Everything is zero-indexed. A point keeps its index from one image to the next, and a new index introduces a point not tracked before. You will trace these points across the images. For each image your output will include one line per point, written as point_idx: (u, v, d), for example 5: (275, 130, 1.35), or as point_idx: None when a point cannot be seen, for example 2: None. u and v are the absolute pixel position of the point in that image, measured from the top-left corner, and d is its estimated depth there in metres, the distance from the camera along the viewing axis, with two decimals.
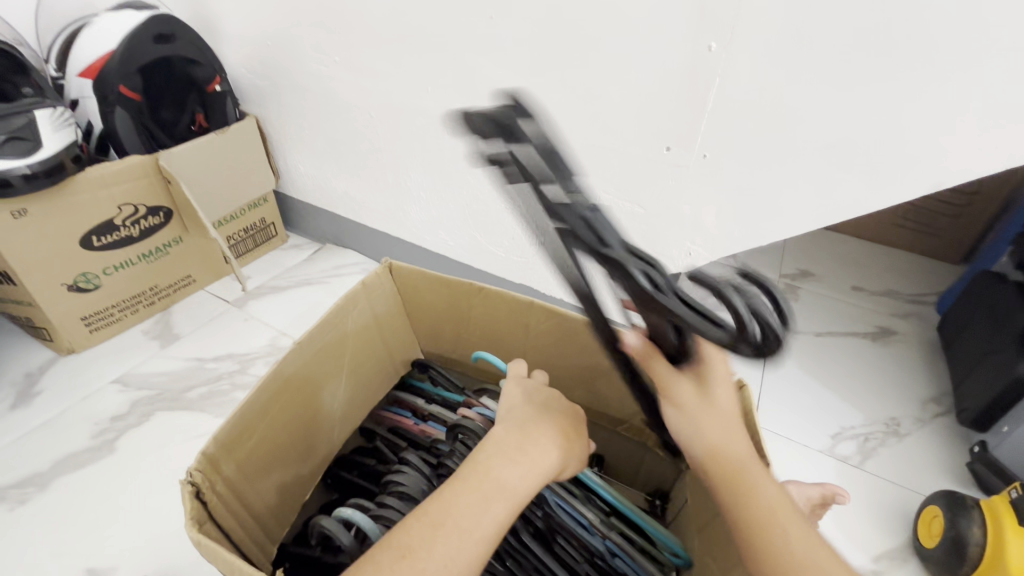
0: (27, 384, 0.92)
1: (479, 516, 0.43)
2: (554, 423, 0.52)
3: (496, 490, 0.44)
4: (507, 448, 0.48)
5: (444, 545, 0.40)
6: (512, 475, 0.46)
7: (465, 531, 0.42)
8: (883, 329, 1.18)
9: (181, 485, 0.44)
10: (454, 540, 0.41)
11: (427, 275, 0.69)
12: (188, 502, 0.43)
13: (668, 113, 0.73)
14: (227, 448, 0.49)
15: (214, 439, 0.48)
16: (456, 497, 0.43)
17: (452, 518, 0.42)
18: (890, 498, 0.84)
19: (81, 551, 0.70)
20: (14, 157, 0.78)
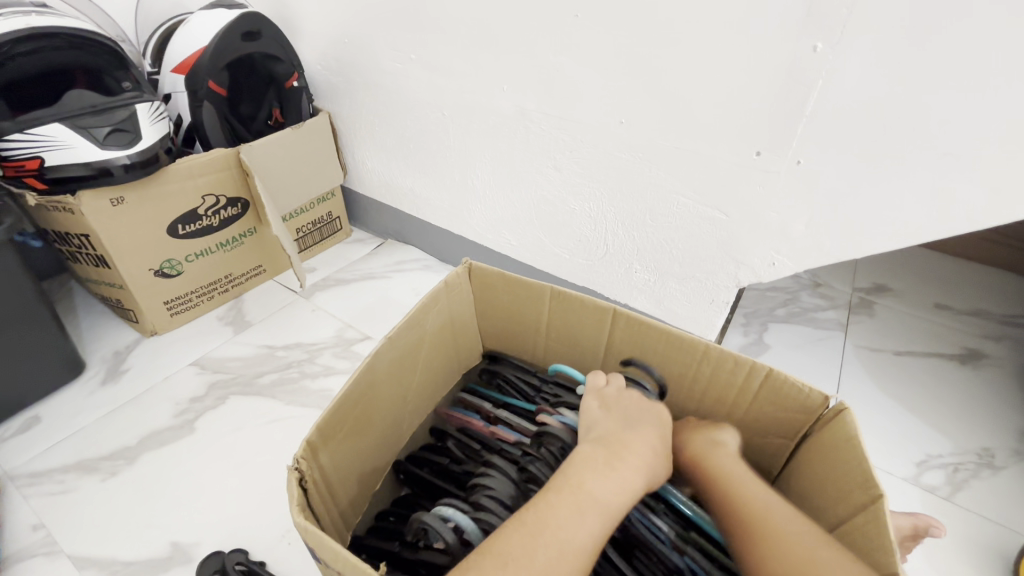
0: (115, 362, 0.97)
1: (578, 528, 0.43)
2: (645, 438, 0.53)
3: (591, 502, 0.45)
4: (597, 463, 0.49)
5: (543, 554, 0.41)
6: (606, 489, 0.47)
7: (562, 543, 0.42)
8: (971, 352, 1.09)
9: (288, 472, 0.44)
10: (553, 549, 0.41)
11: (504, 277, 0.69)
12: (293, 488, 0.43)
13: (761, 116, 0.69)
14: (324, 436, 0.50)
15: (316, 427, 0.48)
16: (553, 509, 0.44)
17: (551, 527, 0.43)
18: (984, 535, 0.78)
19: (164, 524, 0.73)
20: (117, 149, 0.83)
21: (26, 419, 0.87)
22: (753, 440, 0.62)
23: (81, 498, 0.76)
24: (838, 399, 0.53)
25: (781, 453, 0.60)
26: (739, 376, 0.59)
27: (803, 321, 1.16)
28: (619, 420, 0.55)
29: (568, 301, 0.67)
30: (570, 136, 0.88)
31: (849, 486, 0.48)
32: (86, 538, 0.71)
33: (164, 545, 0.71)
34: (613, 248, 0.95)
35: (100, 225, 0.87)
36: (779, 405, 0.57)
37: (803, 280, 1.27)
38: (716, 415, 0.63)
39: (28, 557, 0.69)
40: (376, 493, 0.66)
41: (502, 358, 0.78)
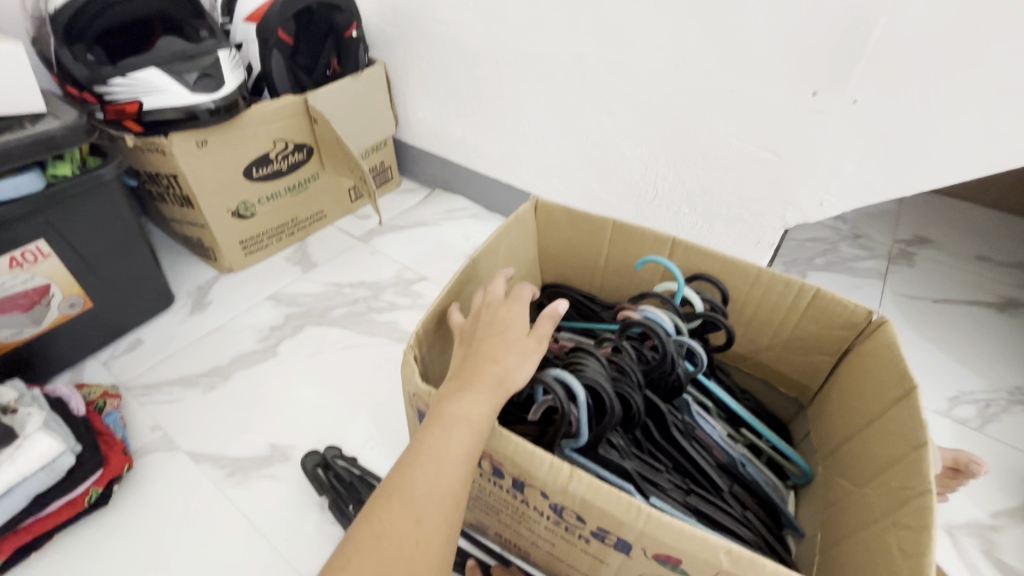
0: (200, 295, 1.07)
1: (448, 443, 0.44)
2: (508, 342, 0.51)
3: (458, 419, 0.45)
4: (459, 384, 0.48)
5: (422, 473, 0.44)
6: (473, 405, 0.46)
7: (437, 460, 0.44)
8: (1010, 301, 1.12)
9: (405, 353, 0.52)
10: (431, 467, 0.44)
11: (569, 211, 0.74)
12: (411, 364, 0.52)
13: (821, 55, 0.72)
14: (428, 331, 0.57)
15: (422, 322, 0.56)
16: (423, 436, 0.45)
17: (423, 452, 0.45)
18: (1012, 462, 0.83)
19: (262, 429, 0.83)
20: (204, 94, 0.90)
21: (130, 341, 0.97)
22: (797, 358, 0.69)
23: (188, 406, 0.86)
24: (880, 314, 0.59)
25: (822, 368, 0.67)
26: (789, 298, 0.65)
27: (842, 270, 1.19)
28: (482, 331, 0.53)
29: (629, 233, 0.72)
30: (625, 81, 0.91)
31: (886, 384, 0.55)
32: (198, 438, 0.82)
33: (264, 445, 0.81)
34: (662, 192, 0.99)
35: (188, 165, 0.95)
36: (824, 323, 0.63)
37: (843, 232, 1.29)
38: (767, 335, 0.70)
39: (152, 452, 0.80)
40: None
41: (566, 286, 0.83)
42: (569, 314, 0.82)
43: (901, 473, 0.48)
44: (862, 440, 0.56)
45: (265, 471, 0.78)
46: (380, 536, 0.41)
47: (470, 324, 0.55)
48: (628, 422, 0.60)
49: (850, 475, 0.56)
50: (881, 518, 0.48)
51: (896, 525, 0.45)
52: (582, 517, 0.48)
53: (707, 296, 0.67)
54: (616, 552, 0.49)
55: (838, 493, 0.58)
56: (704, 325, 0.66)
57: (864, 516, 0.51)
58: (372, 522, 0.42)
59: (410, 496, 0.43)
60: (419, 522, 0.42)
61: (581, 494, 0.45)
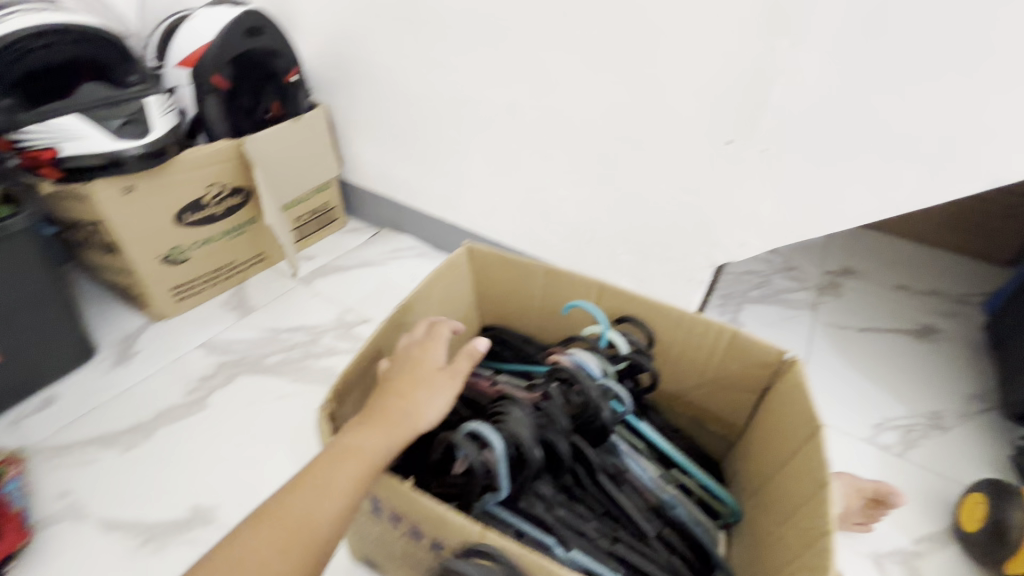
0: (125, 345, 1.01)
1: (335, 476, 0.47)
2: (416, 388, 0.54)
3: (350, 452, 0.48)
4: (360, 423, 0.51)
5: (301, 500, 0.46)
6: (367, 440, 0.49)
7: (319, 489, 0.47)
8: (927, 327, 1.19)
9: (320, 413, 0.51)
10: (312, 496, 0.46)
11: (501, 256, 0.75)
12: (324, 425, 0.51)
13: (733, 107, 0.76)
14: (348, 387, 0.57)
15: (340, 378, 0.55)
16: (315, 464, 0.48)
17: (308, 480, 0.47)
18: (931, 486, 0.87)
19: (184, 490, 0.78)
20: (129, 140, 0.88)
21: (43, 398, 0.91)
22: (723, 396, 0.71)
23: (103, 469, 0.80)
24: (793, 354, 0.62)
25: (747, 405, 0.69)
26: (710, 339, 0.67)
27: (775, 302, 1.24)
28: (394, 377, 0.55)
29: (559, 278, 0.73)
30: (558, 127, 0.94)
31: (798, 424, 0.57)
32: (112, 504, 0.76)
33: (185, 507, 0.76)
34: (599, 232, 1.02)
35: (111, 212, 0.91)
36: (744, 362, 0.66)
37: (776, 264, 1.35)
38: (694, 375, 0.71)
39: (59, 522, 0.74)
40: None
41: (503, 329, 0.83)
42: (506, 357, 0.82)
43: (810, 513, 0.50)
44: (780, 478, 0.58)
45: (185, 536, 0.73)
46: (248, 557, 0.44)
47: (388, 367, 0.57)
48: (555, 469, 0.61)
49: (769, 514, 0.58)
50: (793, 562, 0.50)
51: (803, 567, 0.47)
52: None
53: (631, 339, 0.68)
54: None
55: (761, 533, 0.58)
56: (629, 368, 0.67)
57: (781, 558, 0.52)
58: (241, 540, 0.45)
59: (286, 518, 0.46)
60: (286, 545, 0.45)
61: (490, 554, 0.45)
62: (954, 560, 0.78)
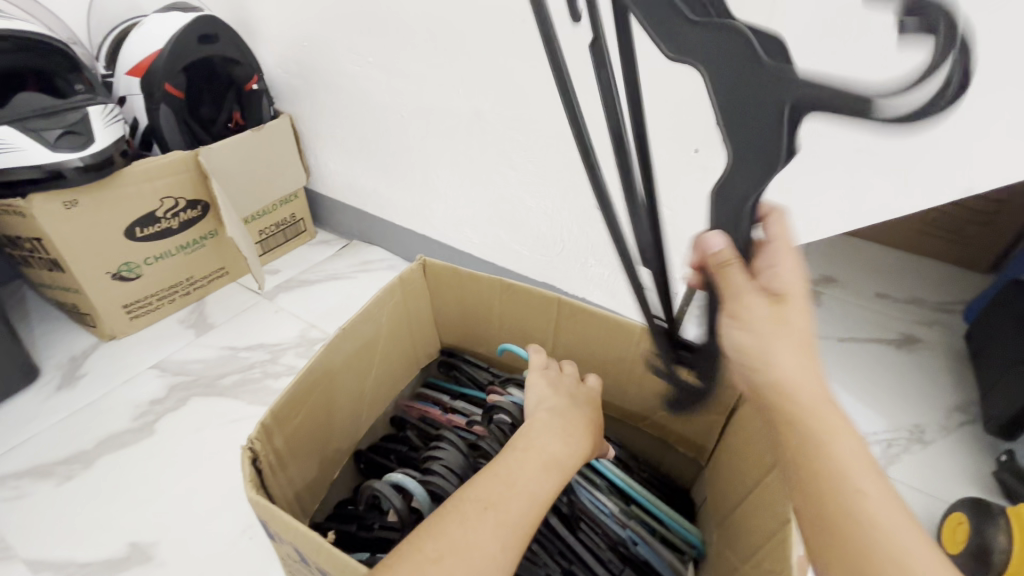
0: (72, 367, 0.96)
1: (542, 482, 0.49)
2: (582, 412, 0.59)
3: (553, 462, 0.51)
4: (560, 442, 0.53)
5: (518, 503, 0.46)
6: (560, 450, 0.53)
7: (530, 493, 0.47)
8: (907, 337, 1.17)
9: (241, 453, 0.48)
10: (524, 498, 0.46)
11: (455, 273, 0.72)
12: (246, 469, 0.48)
13: (698, 114, 0.73)
14: (280, 422, 0.53)
15: (269, 412, 0.51)
16: (526, 467, 0.49)
17: (522, 480, 0.48)
18: (913, 504, 0.84)
19: (123, 524, 0.73)
20: (69, 151, 0.83)
21: None
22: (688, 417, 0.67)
23: (36, 503, 0.75)
24: None
25: (713, 428, 0.65)
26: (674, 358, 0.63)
27: None
28: (560, 398, 0.59)
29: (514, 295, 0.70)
30: (524, 136, 0.91)
31: (760, 451, 0.53)
32: (43, 542, 0.71)
33: (123, 544, 0.71)
34: (568, 244, 0.98)
35: (53, 228, 0.87)
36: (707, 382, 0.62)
37: None
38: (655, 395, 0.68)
39: None
40: (334, 481, 0.69)
41: (459, 353, 0.82)
42: (462, 382, 0.80)
43: (771, 555, 0.46)
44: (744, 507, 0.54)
45: None
46: (472, 547, 0.41)
47: (561, 386, 0.61)
48: None
49: (734, 550, 0.54)
50: None
51: None
52: None
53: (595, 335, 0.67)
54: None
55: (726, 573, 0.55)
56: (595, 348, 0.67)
57: None
58: (463, 522, 0.43)
59: (506, 514, 0.44)
60: (514, 536, 0.44)
61: None
62: None
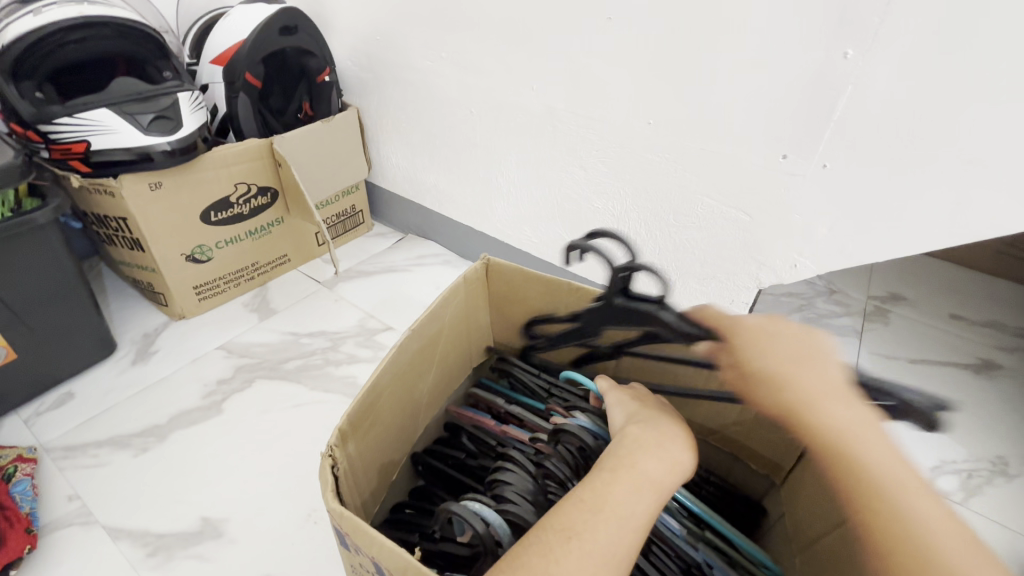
0: (145, 343, 0.99)
1: (634, 504, 0.45)
2: (677, 426, 0.55)
3: (647, 481, 0.47)
4: (652, 457, 0.50)
5: (607, 529, 0.42)
6: (656, 470, 0.49)
7: (621, 516, 0.44)
8: (985, 362, 1.11)
9: (322, 459, 0.46)
10: (614, 524, 0.43)
11: (521, 273, 0.71)
12: (326, 476, 0.45)
13: (789, 119, 0.71)
14: (354, 426, 0.52)
15: (346, 416, 0.50)
16: (612, 487, 0.46)
17: (610, 503, 0.44)
18: (997, 541, 0.78)
19: (195, 499, 0.75)
20: (159, 135, 0.86)
21: (60, 394, 0.89)
22: (766, 435, 0.64)
23: (115, 472, 0.78)
24: None
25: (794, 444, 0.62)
26: None
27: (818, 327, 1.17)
28: (650, 411, 0.56)
29: (582, 298, 0.69)
30: (597, 136, 0.89)
31: None
32: (121, 510, 0.74)
33: (194, 519, 0.73)
34: (634, 247, 0.97)
35: (137, 207, 0.90)
36: None
37: None
38: (729, 412, 0.66)
39: (66, 527, 0.72)
40: (394, 481, 0.69)
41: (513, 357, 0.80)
42: (520, 391, 0.78)
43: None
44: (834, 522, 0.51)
45: (192, 550, 0.70)
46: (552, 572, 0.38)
47: (635, 405, 0.58)
48: None
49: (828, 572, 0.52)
50: None
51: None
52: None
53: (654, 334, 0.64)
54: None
55: None
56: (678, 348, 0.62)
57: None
58: (546, 554, 0.39)
59: (592, 545, 0.41)
60: (603, 566, 0.40)
61: None
62: None
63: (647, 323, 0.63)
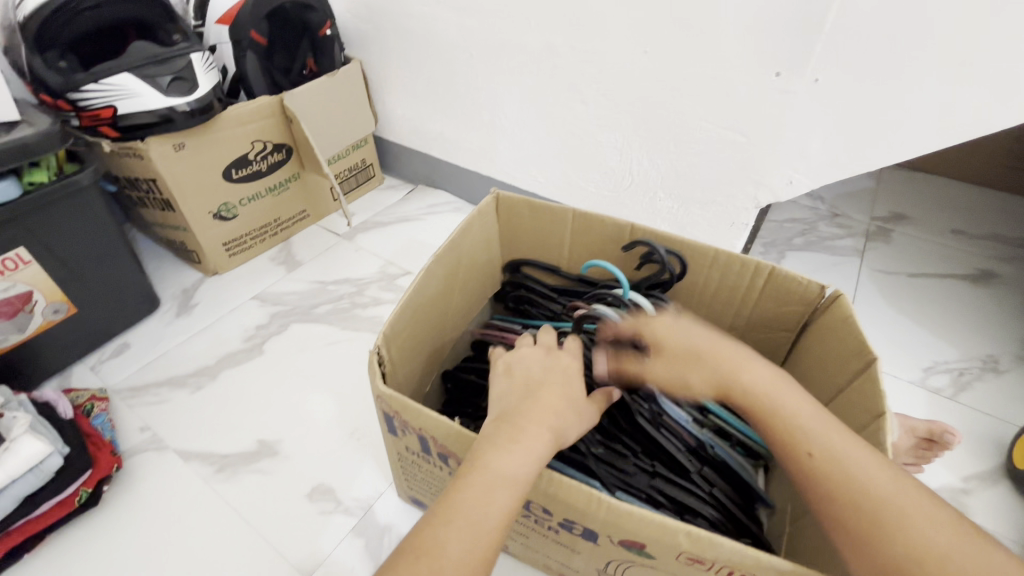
0: (185, 298, 1.08)
1: (536, 435, 0.47)
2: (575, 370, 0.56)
3: (546, 414, 0.49)
4: (559, 375, 0.54)
5: (513, 458, 0.45)
6: (558, 405, 0.51)
7: (522, 446, 0.46)
8: (984, 272, 1.14)
9: (369, 355, 0.54)
10: (517, 454, 0.45)
11: (528, 203, 0.76)
12: (374, 367, 0.53)
13: (781, 35, 0.73)
14: (394, 334, 0.59)
15: (389, 322, 0.57)
16: (516, 424, 0.47)
17: (515, 437, 0.46)
18: (981, 426, 0.85)
19: (250, 425, 0.84)
20: (178, 96, 0.91)
21: (117, 345, 0.98)
22: (760, 335, 0.71)
23: (178, 406, 0.87)
24: (834, 288, 0.61)
25: (785, 341, 0.69)
26: (747, 277, 0.66)
27: (821, 249, 1.20)
28: (541, 357, 0.56)
29: (588, 220, 0.74)
30: (596, 69, 0.92)
31: (847, 356, 0.56)
32: (187, 437, 0.83)
33: (252, 441, 0.82)
34: (637, 178, 1.00)
35: (166, 168, 0.95)
36: (781, 300, 0.66)
37: (822, 212, 1.31)
38: (729, 316, 0.72)
39: (142, 451, 0.82)
40: (427, 394, 0.76)
41: (527, 278, 0.83)
42: (534, 312, 0.83)
43: (863, 442, 0.50)
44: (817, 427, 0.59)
45: (254, 466, 0.80)
46: (480, 508, 0.43)
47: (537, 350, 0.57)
48: None
49: None
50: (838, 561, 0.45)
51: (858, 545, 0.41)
52: (548, 509, 0.51)
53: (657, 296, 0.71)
54: (585, 540, 0.52)
55: None
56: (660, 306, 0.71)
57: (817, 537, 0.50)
58: (456, 497, 0.43)
59: (495, 475, 0.44)
60: (513, 487, 0.44)
61: (545, 488, 0.48)
62: (1004, 499, 0.76)
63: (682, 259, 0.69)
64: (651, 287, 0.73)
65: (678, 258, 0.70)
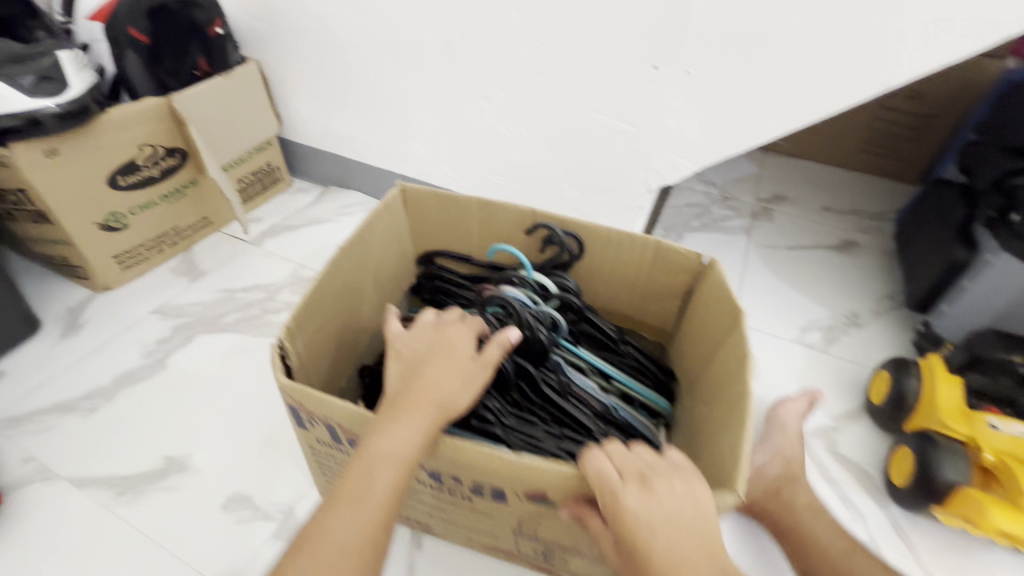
0: (71, 317, 0.99)
1: (413, 410, 0.49)
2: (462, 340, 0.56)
3: (425, 386, 0.51)
4: (443, 347, 0.55)
5: (391, 435, 0.47)
6: (439, 375, 0.52)
7: (400, 421, 0.48)
8: (847, 242, 1.31)
9: (272, 348, 0.54)
10: (396, 432, 0.48)
11: (433, 194, 0.78)
12: (277, 360, 0.53)
13: (655, 33, 0.80)
14: (298, 327, 0.59)
15: (292, 316, 0.57)
16: (397, 403, 0.50)
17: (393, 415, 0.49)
18: (847, 372, 0.98)
19: (155, 442, 0.80)
20: (46, 97, 0.83)
21: None
22: (655, 304, 0.78)
23: (68, 432, 0.81)
24: (710, 255, 0.68)
25: (677, 308, 0.76)
26: (638, 251, 0.72)
27: (715, 230, 1.32)
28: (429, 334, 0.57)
29: (492, 208, 0.77)
30: (495, 65, 0.95)
31: (722, 314, 0.63)
32: (82, 463, 0.77)
33: (158, 459, 0.78)
34: (543, 170, 1.05)
35: (37, 177, 0.88)
36: (669, 270, 0.72)
37: (714, 196, 1.43)
38: (628, 288, 0.78)
39: (28, 483, 0.75)
40: (343, 389, 0.76)
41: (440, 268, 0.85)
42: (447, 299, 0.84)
43: (736, 386, 0.56)
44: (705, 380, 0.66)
45: (161, 484, 0.75)
46: (367, 488, 0.46)
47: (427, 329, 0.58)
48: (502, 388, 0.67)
49: (700, 397, 0.67)
50: None
51: None
52: (459, 477, 0.53)
53: (560, 274, 0.76)
54: (498, 504, 0.56)
55: (693, 417, 0.67)
56: (564, 284, 0.75)
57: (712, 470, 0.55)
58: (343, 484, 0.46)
59: (376, 454, 0.47)
60: (393, 462, 0.46)
61: (451, 457, 0.50)
62: (866, 432, 0.89)
63: (580, 239, 0.74)
64: (555, 267, 0.77)
65: (576, 239, 0.75)
